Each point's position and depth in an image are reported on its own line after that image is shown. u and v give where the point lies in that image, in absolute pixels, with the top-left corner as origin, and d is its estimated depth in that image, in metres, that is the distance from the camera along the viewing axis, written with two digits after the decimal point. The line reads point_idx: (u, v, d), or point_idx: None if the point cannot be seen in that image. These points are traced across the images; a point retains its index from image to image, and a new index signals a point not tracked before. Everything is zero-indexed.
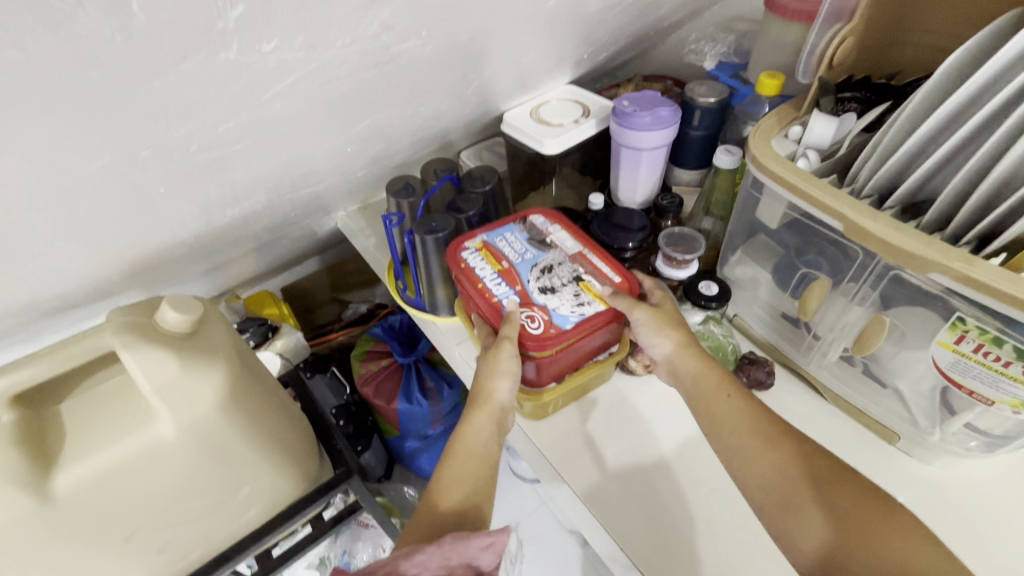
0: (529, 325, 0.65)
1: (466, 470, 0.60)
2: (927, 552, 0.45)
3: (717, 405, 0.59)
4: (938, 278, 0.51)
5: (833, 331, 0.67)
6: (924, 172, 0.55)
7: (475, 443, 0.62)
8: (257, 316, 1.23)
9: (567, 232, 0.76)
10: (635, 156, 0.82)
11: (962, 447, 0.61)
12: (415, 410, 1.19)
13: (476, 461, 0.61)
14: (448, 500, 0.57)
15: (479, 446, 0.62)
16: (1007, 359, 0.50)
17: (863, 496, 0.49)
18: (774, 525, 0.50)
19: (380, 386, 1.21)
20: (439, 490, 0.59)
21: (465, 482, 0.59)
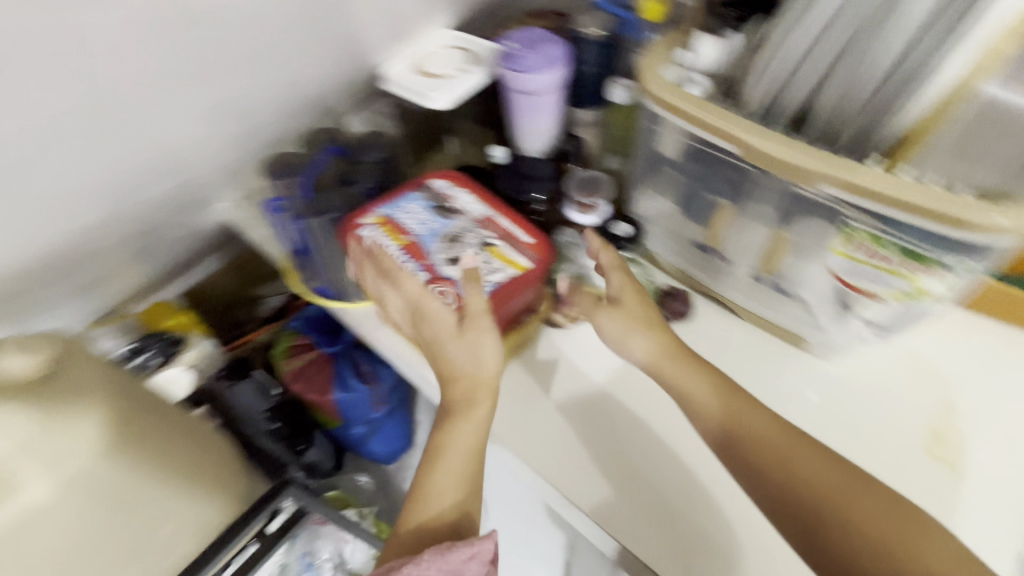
0: (442, 303, 0.61)
1: (456, 466, 0.58)
2: (896, 516, 0.48)
3: (695, 381, 0.60)
4: (826, 190, 0.53)
5: (740, 254, 0.69)
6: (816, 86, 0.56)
7: (457, 437, 0.59)
8: (156, 330, 1.03)
9: (472, 194, 0.71)
10: (529, 101, 0.78)
11: (859, 340, 0.67)
12: (355, 398, 1.13)
13: (466, 459, 0.59)
14: (438, 506, 0.57)
15: (460, 439, 0.59)
16: (891, 258, 0.53)
17: (836, 463, 0.53)
18: (752, 485, 0.55)
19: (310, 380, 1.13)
20: (426, 497, 0.57)
21: (453, 487, 0.58)
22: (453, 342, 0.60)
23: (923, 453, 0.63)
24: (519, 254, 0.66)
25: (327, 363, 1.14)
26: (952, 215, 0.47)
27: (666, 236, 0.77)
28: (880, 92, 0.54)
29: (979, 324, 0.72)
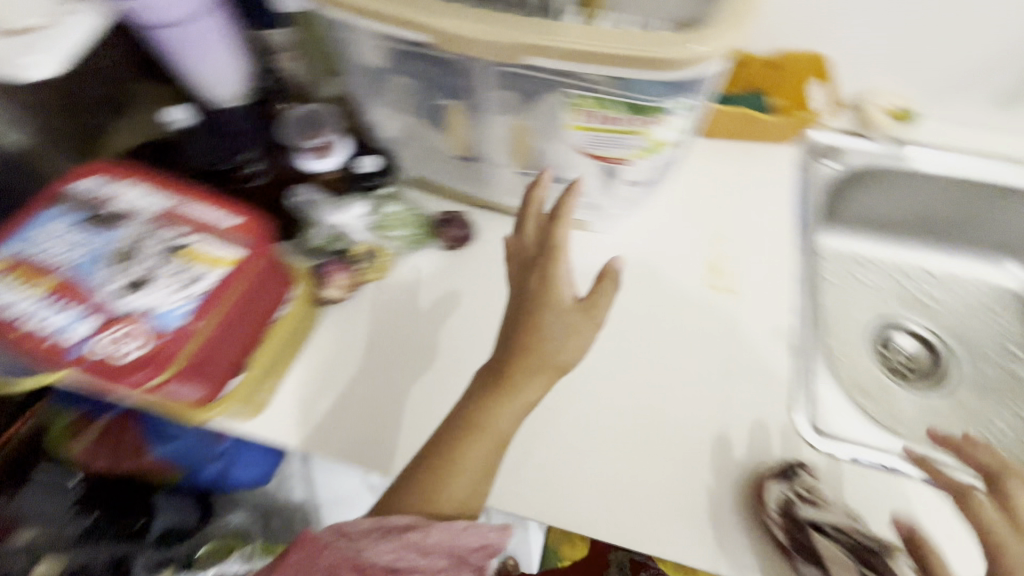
0: (122, 350, 0.43)
1: (479, 461, 0.47)
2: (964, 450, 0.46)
3: None
4: (541, 63, 0.47)
5: (493, 154, 0.64)
6: None
7: (499, 423, 0.47)
8: None
9: (140, 187, 0.51)
10: (176, 37, 0.58)
11: (630, 202, 0.67)
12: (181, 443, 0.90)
13: (493, 444, 0.47)
14: (451, 499, 0.46)
15: (500, 428, 0.47)
16: (617, 116, 0.51)
17: None
18: None
19: (117, 445, 0.94)
20: (436, 491, 0.46)
21: (467, 482, 0.47)
22: (559, 321, 0.48)
23: (707, 287, 0.67)
24: (226, 244, 0.48)
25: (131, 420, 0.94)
26: (646, 55, 0.44)
27: (425, 155, 0.68)
28: None
29: (724, 151, 0.76)
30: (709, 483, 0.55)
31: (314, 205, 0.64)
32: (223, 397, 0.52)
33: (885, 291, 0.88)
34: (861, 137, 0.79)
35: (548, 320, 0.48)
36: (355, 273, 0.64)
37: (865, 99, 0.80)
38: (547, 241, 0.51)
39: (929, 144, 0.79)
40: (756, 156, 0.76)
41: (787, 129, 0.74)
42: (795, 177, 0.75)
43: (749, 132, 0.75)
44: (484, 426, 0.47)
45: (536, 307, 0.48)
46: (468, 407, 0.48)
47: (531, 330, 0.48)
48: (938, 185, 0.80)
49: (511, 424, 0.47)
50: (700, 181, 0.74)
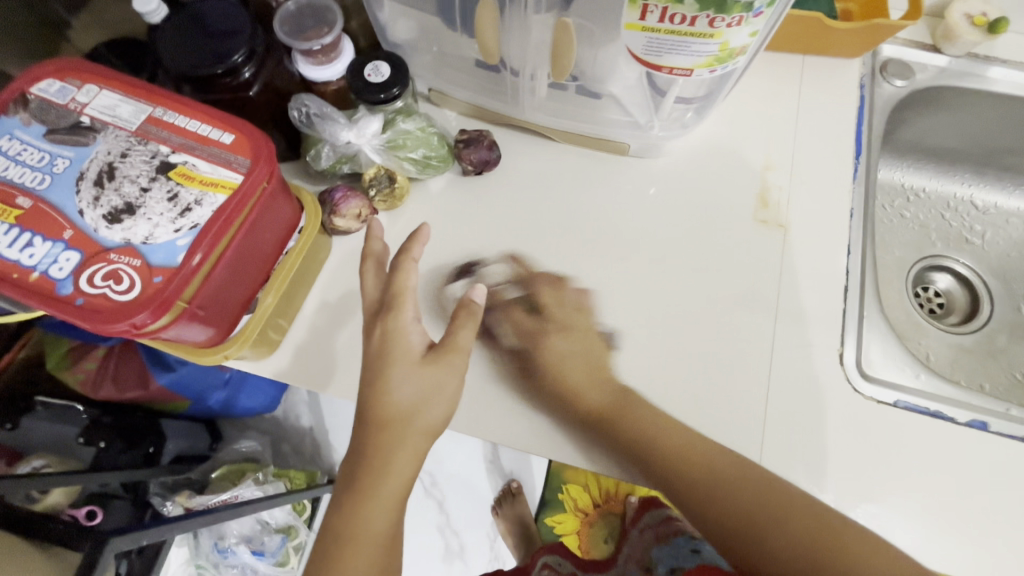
0: (111, 290, 0.37)
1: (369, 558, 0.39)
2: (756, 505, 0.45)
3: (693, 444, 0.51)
4: None
5: (528, 63, 0.54)
6: None
7: (370, 518, 0.39)
8: None
9: (110, 92, 0.43)
10: None
11: (679, 123, 0.59)
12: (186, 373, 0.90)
13: (372, 541, 0.39)
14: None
15: (376, 530, 0.39)
16: (692, 16, 0.41)
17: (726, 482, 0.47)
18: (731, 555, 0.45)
19: (120, 374, 0.89)
20: None
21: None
22: (408, 377, 0.42)
23: (756, 222, 0.61)
24: (219, 165, 0.41)
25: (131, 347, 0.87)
26: None
27: (447, 64, 0.60)
28: None
29: (781, 64, 0.67)
30: (747, 426, 0.54)
31: (315, 117, 0.53)
32: (235, 336, 0.48)
33: (929, 226, 0.82)
34: (932, 52, 0.70)
35: (395, 379, 0.42)
36: (368, 199, 0.57)
37: (947, 5, 0.69)
38: (389, 289, 0.45)
39: (1008, 61, 0.70)
40: (816, 72, 0.67)
41: (859, 42, 0.64)
42: (857, 96, 0.66)
43: (813, 44, 0.66)
44: (356, 534, 0.39)
45: (382, 365, 0.42)
46: (334, 515, 0.39)
47: (383, 400, 0.41)
48: (1006, 110, 0.72)
49: (388, 520, 0.40)
50: (752, 99, 0.66)
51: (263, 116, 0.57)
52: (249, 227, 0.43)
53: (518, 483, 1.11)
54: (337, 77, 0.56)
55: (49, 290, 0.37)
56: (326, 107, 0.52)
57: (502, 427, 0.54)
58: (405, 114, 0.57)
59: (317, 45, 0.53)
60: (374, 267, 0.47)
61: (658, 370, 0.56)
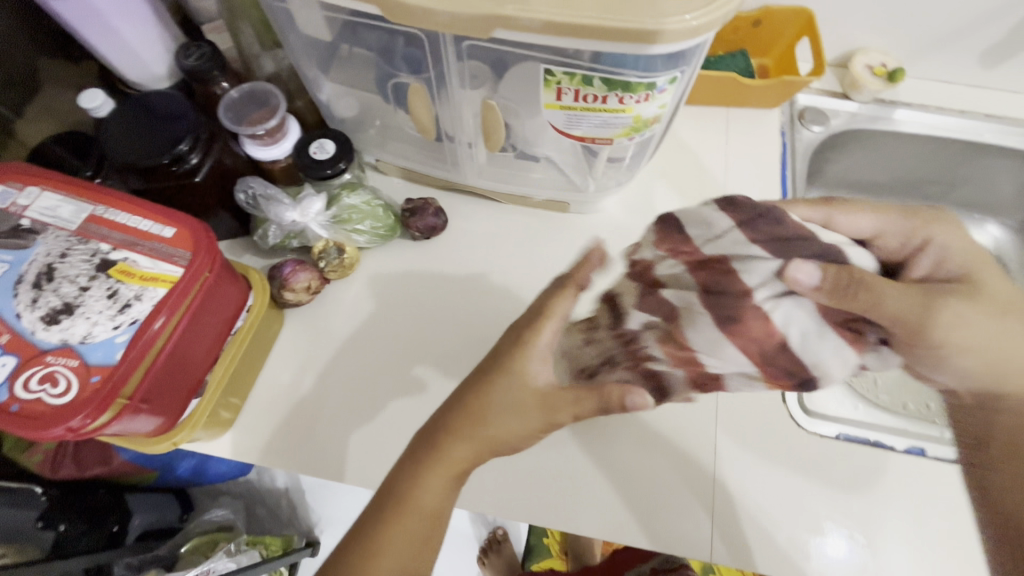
0: (48, 394, 0.37)
1: (415, 540, 0.40)
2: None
3: None
4: (503, 35, 0.40)
5: (465, 135, 0.58)
6: None
7: (424, 500, 0.40)
8: None
9: (51, 193, 0.44)
10: (87, 8, 0.50)
11: (614, 181, 0.62)
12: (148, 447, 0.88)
13: (417, 522, 0.40)
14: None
15: (426, 506, 0.40)
16: (602, 95, 0.45)
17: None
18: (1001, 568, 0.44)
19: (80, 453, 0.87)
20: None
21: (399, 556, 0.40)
22: (510, 390, 0.41)
23: None
24: (160, 260, 0.42)
25: None
26: (634, 28, 0.37)
27: (389, 136, 0.63)
28: None
29: (707, 117, 0.72)
30: (698, 469, 0.55)
31: (261, 198, 0.55)
32: (184, 421, 0.48)
33: None
34: (843, 99, 0.77)
35: (501, 388, 0.41)
36: (318, 271, 0.59)
37: (851, 57, 0.76)
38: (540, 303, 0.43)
39: (911, 103, 0.76)
40: (740, 122, 0.72)
41: (774, 94, 0.69)
42: (779, 144, 0.71)
43: (733, 99, 0.71)
44: (408, 505, 0.40)
45: (501, 364, 0.42)
46: (395, 487, 0.41)
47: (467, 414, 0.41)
48: (915, 146, 0.78)
49: (439, 498, 0.41)
50: (684, 151, 0.70)
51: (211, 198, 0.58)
52: (194, 314, 0.44)
53: (504, 529, 1.04)
54: (284, 155, 0.58)
55: None
56: (271, 190, 0.55)
57: (458, 490, 0.55)
58: (351, 188, 0.59)
59: (261, 130, 0.56)
60: (568, 288, 0.43)
61: (611, 420, 0.57)
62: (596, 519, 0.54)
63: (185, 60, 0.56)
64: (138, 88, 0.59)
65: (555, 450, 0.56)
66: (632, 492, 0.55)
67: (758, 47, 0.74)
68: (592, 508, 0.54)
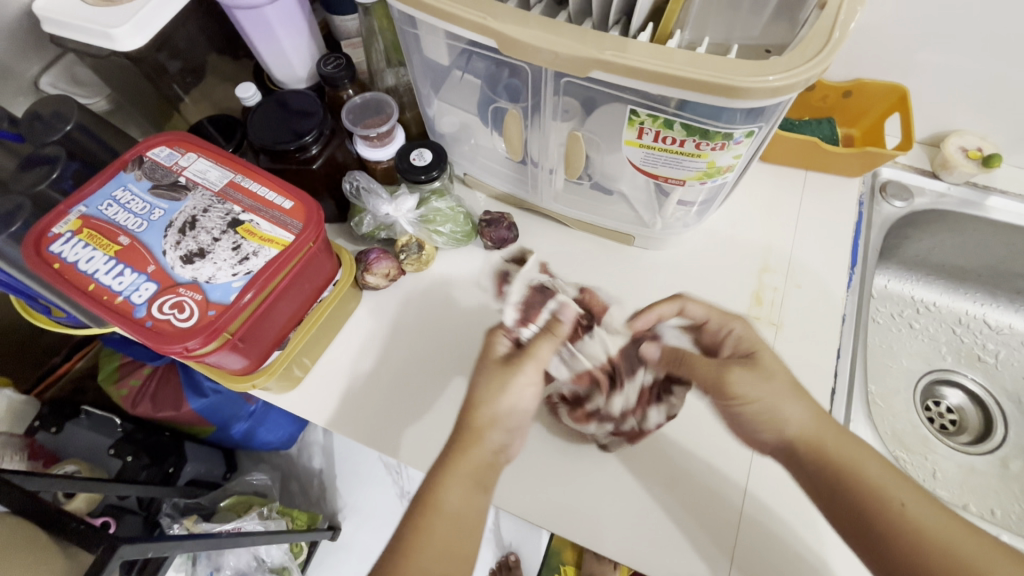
0: (173, 318, 0.45)
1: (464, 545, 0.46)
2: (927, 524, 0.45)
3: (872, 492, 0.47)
4: (600, 75, 0.45)
5: (548, 160, 0.63)
6: None
7: (448, 499, 0.47)
8: None
9: (205, 160, 0.54)
10: (260, 18, 0.61)
11: (680, 223, 0.65)
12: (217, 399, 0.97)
13: (450, 524, 0.46)
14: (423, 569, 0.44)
15: (450, 503, 0.47)
16: (680, 139, 0.49)
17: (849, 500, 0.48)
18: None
19: (158, 394, 0.98)
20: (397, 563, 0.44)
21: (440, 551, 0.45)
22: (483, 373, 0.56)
23: (750, 318, 0.65)
24: (278, 225, 0.50)
25: (171, 371, 0.96)
26: (721, 84, 0.41)
27: (480, 154, 0.70)
28: None
29: (784, 178, 0.73)
30: (723, 515, 0.55)
31: (363, 191, 0.63)
32: (264, 368, 0.55)
33: (938, 339, 0.83)
34: (932, 178, 0.76)
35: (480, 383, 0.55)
36: (398, 262, 0.66)
37: (944, 138, 0.75)
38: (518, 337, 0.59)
39: (1007, 191, 0.74)
40: (818, 186, 0.73)
41: (856, 163, 0.70)
42: (855, 212, 0.71)
43: (814, 163, 0.72)
44: (430, 504, 0.47)
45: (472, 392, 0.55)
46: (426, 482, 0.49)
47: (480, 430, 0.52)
48: (1005, 236, 0.75)
49: (460, 499, 0.48)
50: (755, 206, 0.72)
51: (321, 185, 0.67)
52: (293, 276, 0.52)
53: (516, 556, 1.04)
54: (387, 158, 0.66)
55: (128, 311, 0.45)
56: (373, 184, 0.62)
57: None
58: (439, 194, 0.66)
59: (373, 133, 0.64)
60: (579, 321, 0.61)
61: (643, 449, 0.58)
62: (610, 540, 0.55)
63: (324, 67, 0.66)
64: (280, 86, 0.70)
65: (583, 466, 0.58)
66: (651, 523, 0.55)
67: (847, 116, 0.75)
68: (609, 529, 0.55)
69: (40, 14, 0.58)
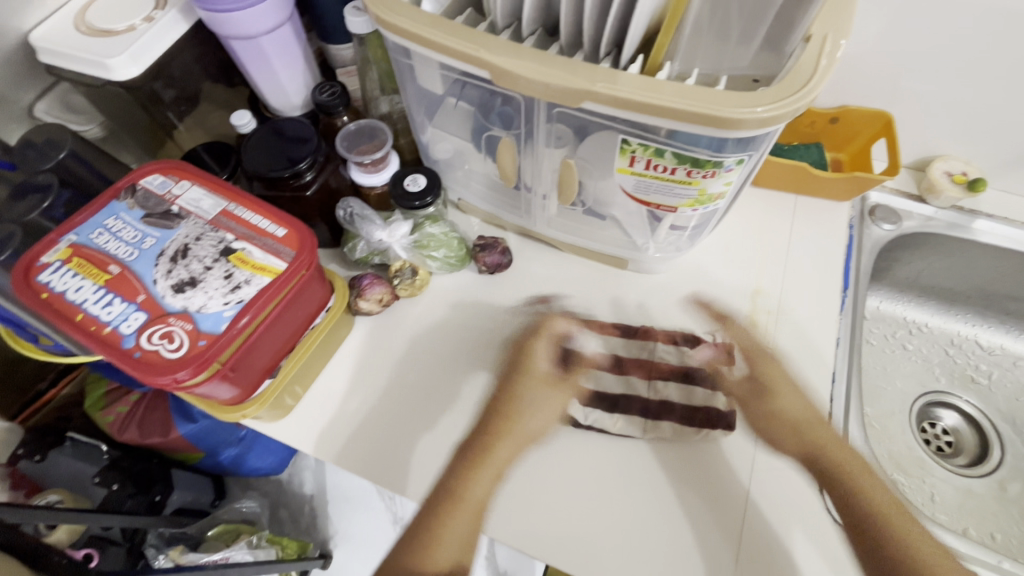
0: (162, 349, 0.44)
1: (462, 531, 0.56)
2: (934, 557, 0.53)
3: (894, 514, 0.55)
4: (592, 106, 0.46)
5: (542, 183, 0.64)
6: None
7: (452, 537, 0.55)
8: None
9: (198, 188, 0.54)
10: (256, 48, 0.62)
11: (673, 247, 0.66)
12: (206, 424, 0.94)
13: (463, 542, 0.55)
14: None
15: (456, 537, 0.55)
16: (671, 167, 0.49)
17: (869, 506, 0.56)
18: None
19: (146, 421, 0.96)
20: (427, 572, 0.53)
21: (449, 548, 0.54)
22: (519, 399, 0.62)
23: (744, 342, 0.65)
24: (271, 254, 0.50)
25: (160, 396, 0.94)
26: (711, 114, 0.42)
27: (473, 179, 0.71)
28: None
29: (776, 202, 0.74)
30: (721, 544, 0.54)
31: (356, 217, 0.62)
32: (255, 398, 0.54)
33: (932, 360, 0.83)
34: (919, 201, 0.77)
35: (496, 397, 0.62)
36: (391, 287, 0.65)
37: (930, 162, 0.77)
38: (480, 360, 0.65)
39: (993, 215, 0.75)
40: (810, 209, 0.74)
41: (845, 188, 0.71)
42: (846, 237, 0.72)
43: (808, 188, 0.73)
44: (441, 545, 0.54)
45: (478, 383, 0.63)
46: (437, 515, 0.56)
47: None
48: (994, 258, 0.76)
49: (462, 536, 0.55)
50: (748, 229, 0.72)
51: (314, 211, 0.67)
52: (286, 305, 0.51)
53: None
54: (382, 183, 0.66)
55: (118, 341, 0.45)
56: (366, 210, 0.62)
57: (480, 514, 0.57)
58: (434, 219, 0.66)
59: (367, 159, 0.64)
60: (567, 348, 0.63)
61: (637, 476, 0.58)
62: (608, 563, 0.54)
63: (319, 95, 0.66)
64: (275, 113, 0.70)
65: (578, 491, 0.57)
66: (650, 554, 0.54)
67: (835, 141, 0.77)
68: (606, 557, 0.54)
69: (37, 45, 0.58)
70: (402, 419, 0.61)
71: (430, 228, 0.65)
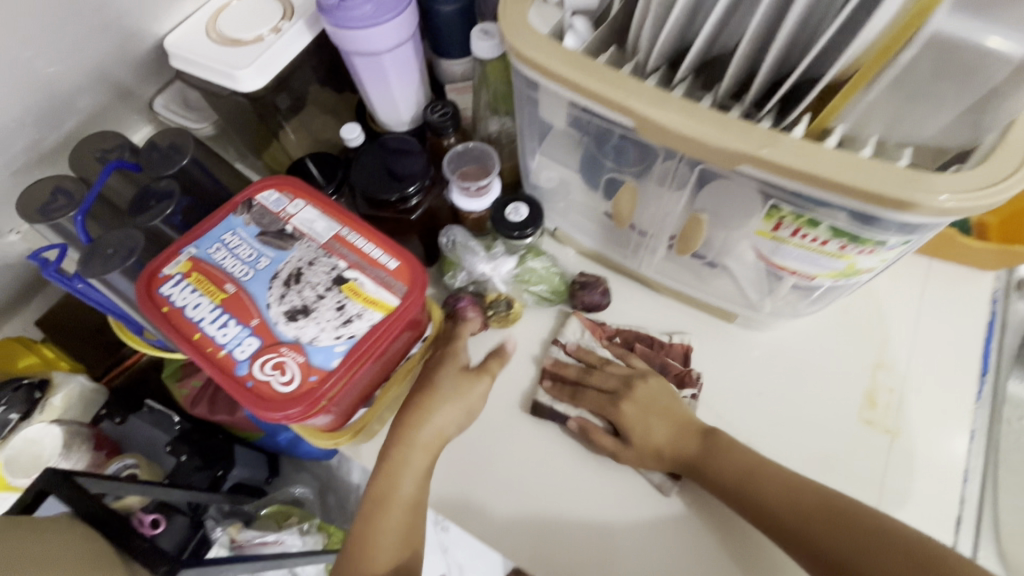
0: (276, 380, 0.45)
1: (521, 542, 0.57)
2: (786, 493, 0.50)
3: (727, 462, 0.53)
4: (747, 170, 0.42)
5: (657, 226, 0.59)
6: (782, 48, 0.41)
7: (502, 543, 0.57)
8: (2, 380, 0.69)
9: (313, 208, 0.53)
10: (376, 65, 0.60)
11: (790, 309, 0.60)
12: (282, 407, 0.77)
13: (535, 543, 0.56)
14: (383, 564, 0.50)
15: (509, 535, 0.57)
16: (823, 239, 0.44)
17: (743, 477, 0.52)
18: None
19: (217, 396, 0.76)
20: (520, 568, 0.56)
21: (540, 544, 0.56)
22: (449, 377, 0.55)
23: (860, 421, 0.59)
24: (383, 287, 0.49)
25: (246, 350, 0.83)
26: (891, 197, 0.37)
27: (576, 211, 0.67)
28: (809, 30, 0.42)
29: (907, 263, 0.67)
30: None
31: (459, 246, 0.63)
32: (349, 427, 0.55)
33: None
34: None
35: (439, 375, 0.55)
36: (484, 317, 0.63)
37: None
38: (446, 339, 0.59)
39: None
40: (946, 275, 0.66)
41: (994, 259, 0.63)
42: (987, 312, 0.64)
43: (947, 253, 0.65)
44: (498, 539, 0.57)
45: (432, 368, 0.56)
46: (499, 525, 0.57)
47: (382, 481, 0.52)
48: None
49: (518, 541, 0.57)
50: (872, 293, 0.65)
51: (413, 231, 0.66)
52: (392, 342, 0.50)
53: None
54: (479, 210, 0.63)
55: (234, 366, 0.45)
56: (470, 240, 0.63)
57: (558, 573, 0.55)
58: (535, 253, 0.65)
59: (472, 185, 0.62)
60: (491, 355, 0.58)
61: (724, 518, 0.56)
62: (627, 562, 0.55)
63: (431, 114, 0.64)
64: (383, 127, 0.69)
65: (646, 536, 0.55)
66: None
67: None
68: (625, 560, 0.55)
69: (171, 50, 0.59)
70: (482, 461, 0.60)
71: (533, 263, 0.64)
